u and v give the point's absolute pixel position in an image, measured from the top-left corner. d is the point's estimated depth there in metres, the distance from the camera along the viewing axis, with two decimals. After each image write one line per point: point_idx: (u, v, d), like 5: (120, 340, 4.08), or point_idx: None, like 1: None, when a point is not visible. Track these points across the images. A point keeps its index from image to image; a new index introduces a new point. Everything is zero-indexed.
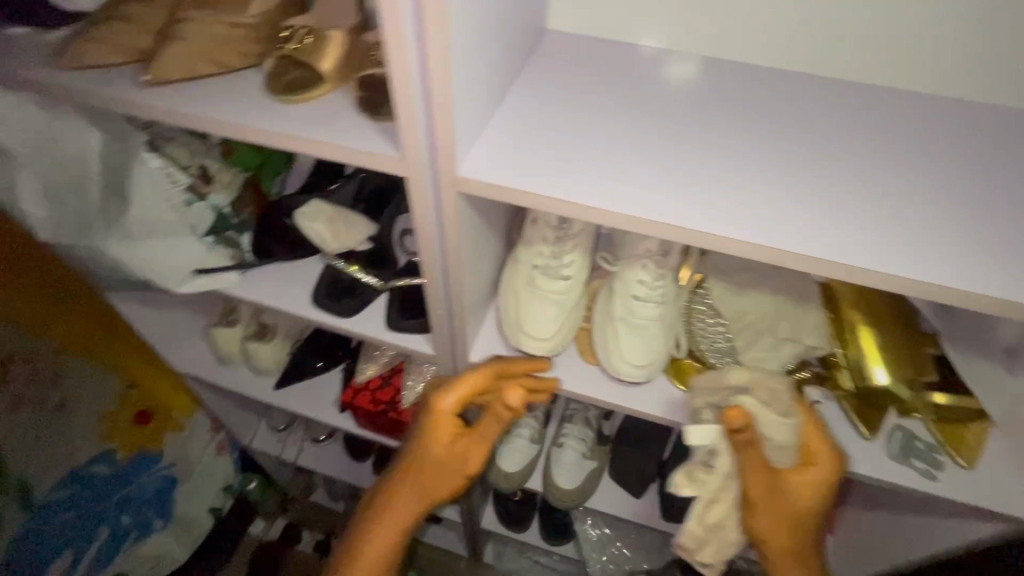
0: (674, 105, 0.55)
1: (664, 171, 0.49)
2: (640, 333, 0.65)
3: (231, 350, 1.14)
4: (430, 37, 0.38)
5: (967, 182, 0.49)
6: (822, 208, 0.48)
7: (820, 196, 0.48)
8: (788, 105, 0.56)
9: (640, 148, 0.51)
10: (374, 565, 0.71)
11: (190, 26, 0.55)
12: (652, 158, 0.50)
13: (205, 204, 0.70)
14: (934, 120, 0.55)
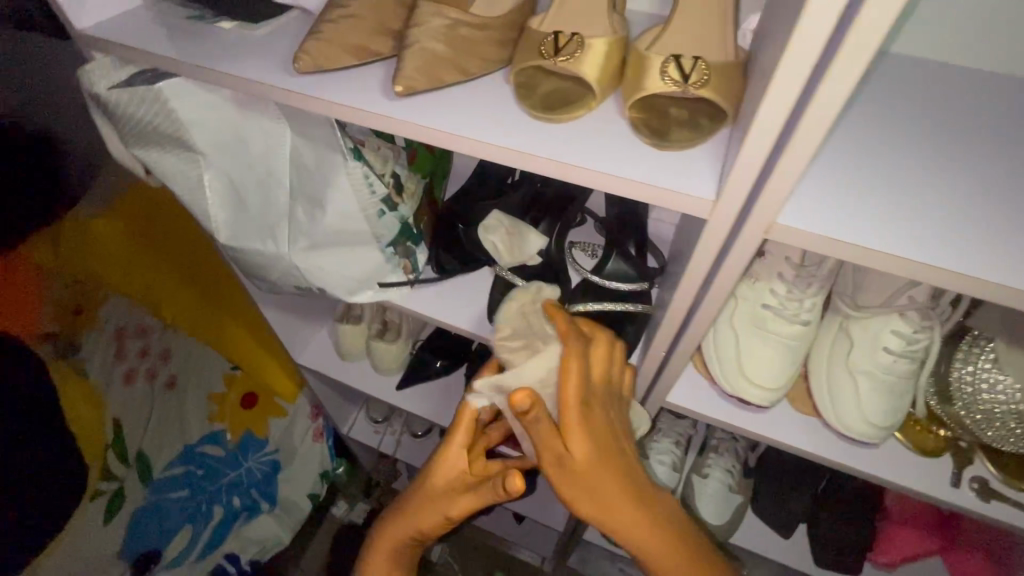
0: (1010, 133, 0.45)
1: None
2: (885, 389, 0.57)
3: (354, 346, 1.12)
4: (838, 69, 0.30)
5: None
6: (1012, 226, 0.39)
7: (1005, 214, 0.39)
8: None
9: (991, 191, 0.41)
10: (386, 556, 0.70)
11: (432, 28, 0.49)
12: (1004, 207, 0.40)
13: (394, 216, 0.65)
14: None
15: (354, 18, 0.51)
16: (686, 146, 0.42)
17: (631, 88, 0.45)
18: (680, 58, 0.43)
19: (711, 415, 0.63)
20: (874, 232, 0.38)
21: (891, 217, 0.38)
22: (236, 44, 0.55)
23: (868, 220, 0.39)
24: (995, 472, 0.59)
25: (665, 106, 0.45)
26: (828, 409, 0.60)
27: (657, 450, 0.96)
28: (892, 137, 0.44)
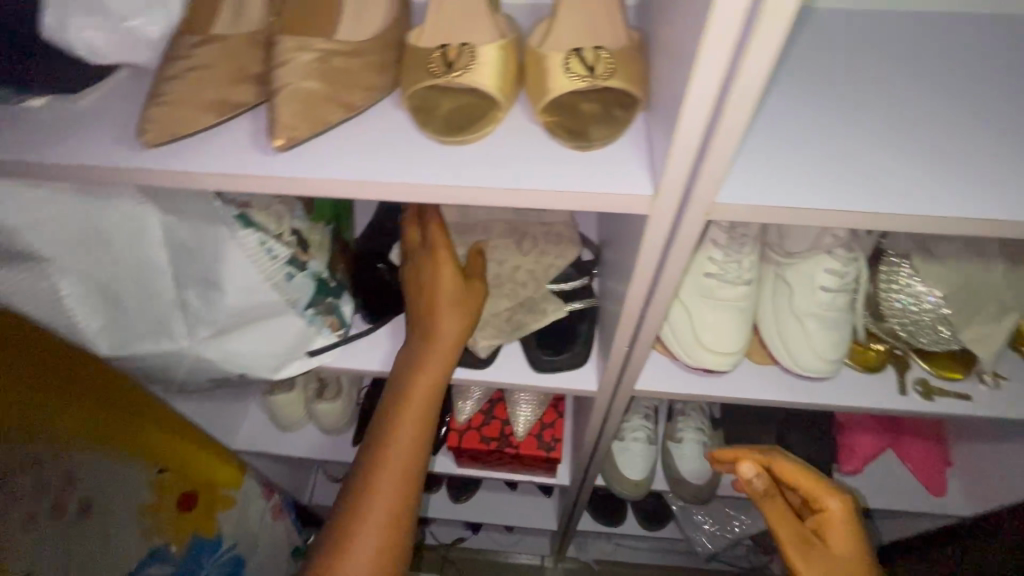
0: (895, 61, 0.47)
1: (938, 150, 0.41)
2: (829, 325, 0.59)
3: (294, 414, 1.02)
4: (758, 36, 0.28)
5: None
6: (933, 154, 0.40)
7: (918, 141, 0.41)
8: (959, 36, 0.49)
9: (894, 123, 0.43)
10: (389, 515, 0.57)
11: (299, 64, 0.42)
12: (909, 137, 0.42)
13: (307, 275, 0.58)
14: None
15: (203, 69, 0.43)
16: (608, 143, 0.40)
17: (538, 91, 0.42)
18: (580, 51, 0.41)
19: (683, 390, 0.63)
20: (807, 192, 0.38)
21: (820, 175, 0.39)
22: (54, 119, 0.45)
23: (798, 179, 0.39)
24: (932, 371, 0.64)
25: (576, 103, 0.42)
26: (784, 356, 0.62)
27: (631, 429, 0.97)
28: (796, 89, 0.44)
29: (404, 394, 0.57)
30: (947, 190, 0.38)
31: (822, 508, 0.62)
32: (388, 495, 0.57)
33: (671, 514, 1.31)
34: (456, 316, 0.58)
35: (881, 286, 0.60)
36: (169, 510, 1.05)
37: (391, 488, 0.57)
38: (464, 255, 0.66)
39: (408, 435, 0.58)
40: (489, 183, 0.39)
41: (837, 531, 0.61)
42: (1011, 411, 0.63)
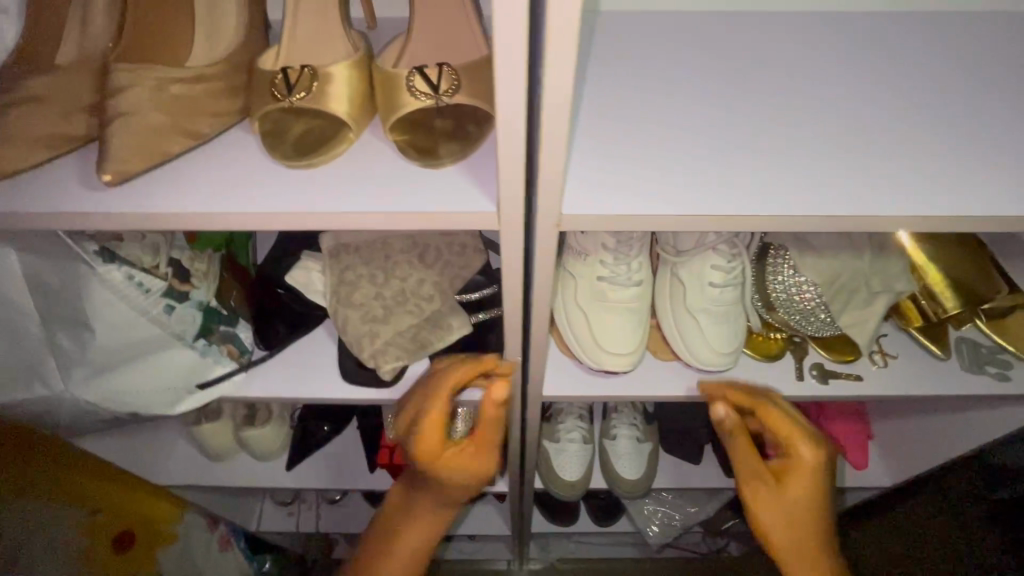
0: (746, 64, 0.49)
1: (777, 150, 0.43)
2: (723, 318, 0.61)
3: (222, 445, 0.98)
4: (553, 52, 0.28)
5: (921, 102, 0.46)
6: (771, 154, 0.42)
7: (760, 142, 0.43)
8: (805, 42, 0.51)
9: (738, 129, 0.44)
10: (408, 560, 0.74)
11: (134, 93, 0.40)
12: (752, 139, 0.43)
13: (189, 305, 0.56)
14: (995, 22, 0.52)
15: (33, 103, 0.41)
16: (456, 159, 0.40)
17: (385, 110, 0.41)
18: (422, 69, 0.41)
19: (590, 393, 0.64)
20: (649, 200, 0.39)
21: (663, 182, 0.40)
22: None
23: (643, 185, 0.40)
24: (825, 355, 0.67)
25: (428, 121, 0.42)
26: (684, 351, 0.63)
27: (566, 431, 0.98)
28: (648, 98, 0.46)
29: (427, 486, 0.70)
30: (783, 190, 0.40)
31: (794, 457, 0.61)
32: (408, 555, 0.74)
33: (622, 507, 1.33)
34: (486, 457, 0.67)
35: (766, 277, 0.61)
36: (102, 552, 1.09)
37: (412, 538, 0.74)
38: (363, 275, 0.65)
39: (426, 527, 0.74)
40: (336, 208, 0.38)
41: (801, 479, 0.60)
42: (900, 387, 0.66)
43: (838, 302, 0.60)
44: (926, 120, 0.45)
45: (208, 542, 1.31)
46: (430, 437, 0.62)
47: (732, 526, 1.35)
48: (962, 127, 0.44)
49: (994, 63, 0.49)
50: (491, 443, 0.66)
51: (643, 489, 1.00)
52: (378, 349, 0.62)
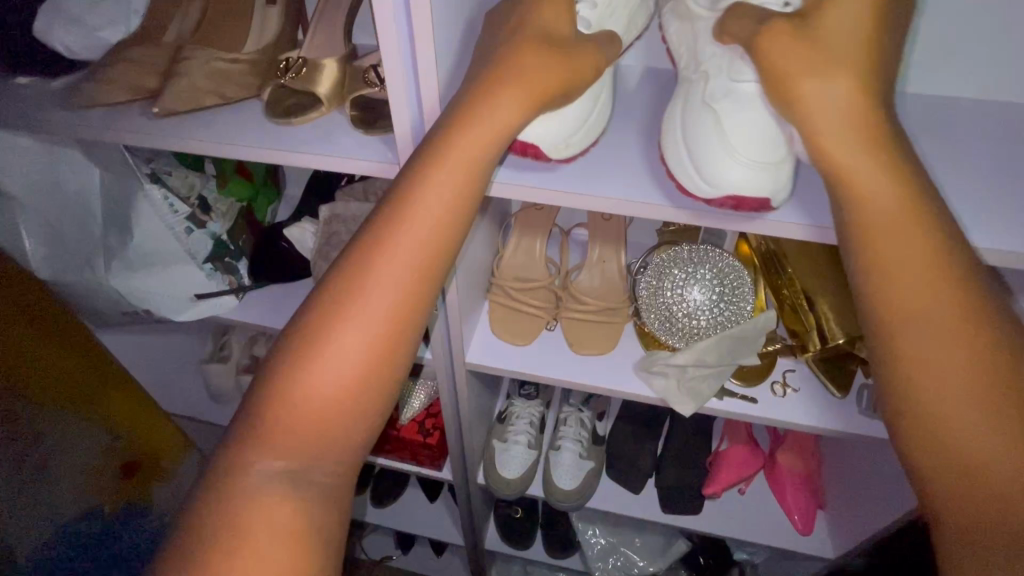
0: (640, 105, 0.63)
1: (631, 160, 0.57)
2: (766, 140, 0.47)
3: (223, 385, 1.14)
4: (420, 47, 0.45)
5: None
6: (622, 162, 0.57)
7: (622, 154, 0.58)
8: None
9: (611, 146, 0.59)
10: (318, 409, 0.44)
11: (191, 63, 0.60)
12: (618, 151, 0.58)
13: (203, 232, 0.75)
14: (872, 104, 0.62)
15: (131, 63, 0.61)
16: (386, 130, 0.55)
17: (349, 93, 0.58)
18: (378, 68, 0.57)
19: (489, 366, 0.76)
20: (511, 177, 0.55)
21: (529, 169, 0.56)
22: (11, 91, 0.61)
23: (512, 172, 0.55)
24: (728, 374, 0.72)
25: (376, 103, 0.58)
26: (730, 165, 0.47)
27: (513, 432, 1.04)
28: None
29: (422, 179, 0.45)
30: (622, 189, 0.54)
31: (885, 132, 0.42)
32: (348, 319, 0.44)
33: (577, 542, 1.31)
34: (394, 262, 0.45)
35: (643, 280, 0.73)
36: (108, 477, 1.11)
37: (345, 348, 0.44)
38: (341, 234, 0.80)
39: (310, 404, 0.44)
40: (294, 152, 0.55)
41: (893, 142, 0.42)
42: (793, 415, 0.70)
43: (696, 313, 0.71)
44: None
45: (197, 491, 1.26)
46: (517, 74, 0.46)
47: None
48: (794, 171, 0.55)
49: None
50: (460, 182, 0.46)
51: (577, 504, 1.03)
52: None
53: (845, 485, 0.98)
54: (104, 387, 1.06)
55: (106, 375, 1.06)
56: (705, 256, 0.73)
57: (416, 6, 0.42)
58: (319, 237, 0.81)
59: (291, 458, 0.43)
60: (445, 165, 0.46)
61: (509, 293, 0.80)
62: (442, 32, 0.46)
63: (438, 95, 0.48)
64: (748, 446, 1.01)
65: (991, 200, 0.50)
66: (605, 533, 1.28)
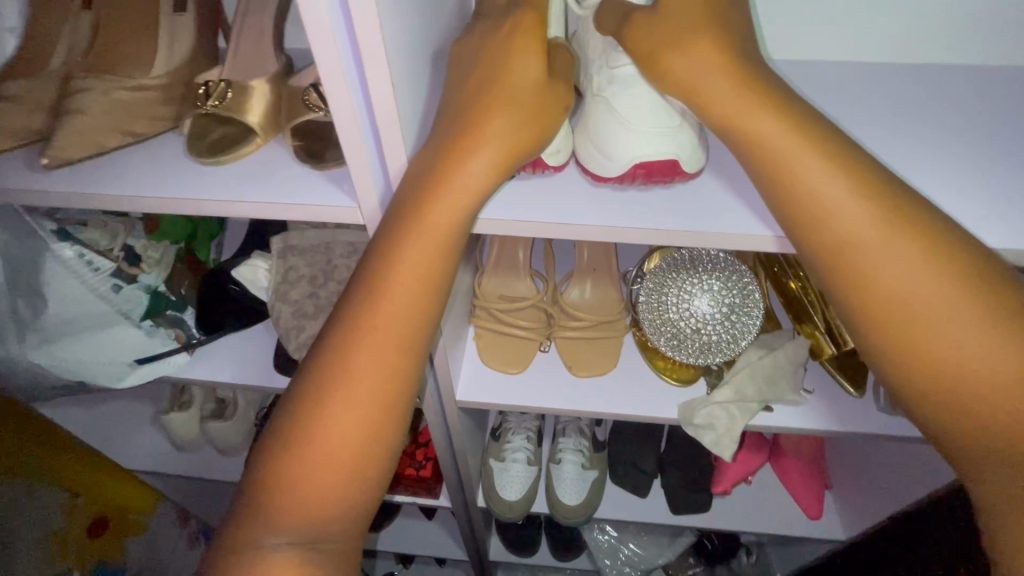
0: None
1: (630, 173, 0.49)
2: (657, 109, 0.43)
3: (189, 435, 1.04)
4: (370, 68, 0.36)
5: None
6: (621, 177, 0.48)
7: None
8: None
9: None
10: (319, 494, 0.40)
11: (84, 98, 0.49)
12: None
13: (136, 287, 0.65)
14: (883, 75, 0.55)
15: (11, 104, 0.50)
16: (339, 162, 0.46)
17: (289, 121, 0.48)
18: (320, 87, 0.48)
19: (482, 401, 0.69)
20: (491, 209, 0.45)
21: (513, 197, 0.46)
22: None
23: (496, 198, 0.46)
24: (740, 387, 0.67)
25: (324, 129, 0.48)
26: (638, 134, 0.43)
27: (510, 450, 0.98)
28: None
29: (425, 217, 0.41)
30: (627, 204, 0.45)
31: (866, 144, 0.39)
32: (351, 393, 0.40)
33: (583, 542, 1.28)
34: (395, 310, 0.41)
35: (653, 291, 0.67)
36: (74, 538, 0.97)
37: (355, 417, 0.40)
38: (300, 271, 0.71)
39: (311, 485, 0.40)
40: (226, 198, 0.45)
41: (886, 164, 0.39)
42: (813, 421, 0.65)
43: (712, 326, 0.65)
44: None
45: (176, 541, 1.19)
46: (501, 101, 0.41)
47: None
48: None
49: (870, 112, 0.51)
50: (454, 211, 0.41)
51: (585, 517, 0.98)
52: (303, 343, 0.67)
53: (851, 465, 0.96)
54: (53, 453, 0.94)
55: (51, 438, 0.93)
56: (716, 261, 0.67)
57: (360, 20, 0.34)
58: (276, 275, 0.71)
59: (299, 533, 0.39)
60: (441, 210, 0.41)
61: (497, 316, 0.73)
62: (396, 45, 0.38)
63: (398, 123, 0.40)
64: (754, 441, 0.96)
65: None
66: (611, 530, 1.26)
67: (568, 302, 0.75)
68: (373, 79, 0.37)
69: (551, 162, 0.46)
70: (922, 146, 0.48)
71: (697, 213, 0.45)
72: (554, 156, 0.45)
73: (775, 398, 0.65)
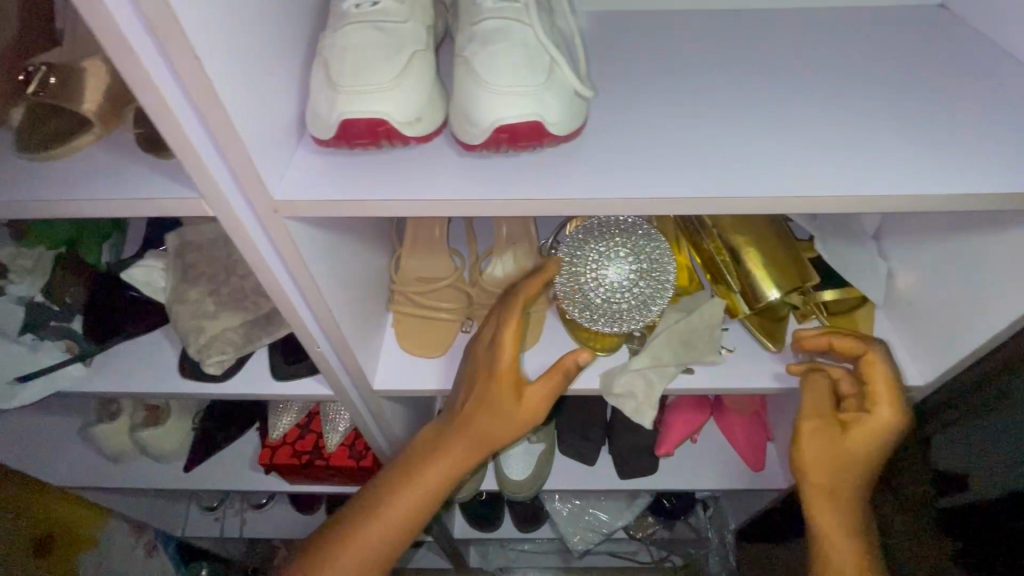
0: None
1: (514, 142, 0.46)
2: (530, 65, 0.39)
3: (121, 446, 0.99)
4: (173, 48, 0.31)
5: (663, 93, 0.48)
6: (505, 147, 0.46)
7: None
8: (588, 39, 0.53)
9: None
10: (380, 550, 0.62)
11: None
12: None
13: (5, 300, 0.63)
14: (765, 28, 0.54)
15: None
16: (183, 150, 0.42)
17: (124, 105, 0.46)
18: None
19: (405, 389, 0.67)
20: (361, 194, 0.42)
21: (385, 176, 0.43)
22: None
23: (364, 178, 0.42)
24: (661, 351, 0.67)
25: None
26: (509, 99, 0.38)
27: None
28: None
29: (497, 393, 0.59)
30: (498, 176, 0.43)
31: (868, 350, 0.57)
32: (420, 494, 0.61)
33: (545, 511, 1.29)
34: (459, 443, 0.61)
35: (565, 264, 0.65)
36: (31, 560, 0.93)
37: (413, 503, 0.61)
38: (197, 268, 0.67)
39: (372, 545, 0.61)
40: (58, 198, 0.41)
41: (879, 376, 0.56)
42: (734, 379, 0.65)
43: (624, 293, 0.64)
44: (664, 113, 0.47)
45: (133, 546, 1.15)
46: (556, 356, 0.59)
47: (657, 533, 1.34)
48: (685, 118, 0.47)
49: (760, 66, 0.50)
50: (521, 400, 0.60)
51: (536, 489, 0.99)
52: (204, 344, 0.63)
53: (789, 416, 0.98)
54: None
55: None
56: (627, 226, 0.65)
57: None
58: (170, 274, 0.67)
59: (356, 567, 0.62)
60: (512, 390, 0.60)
61: (413, 300, 0.71)
62: (210, 17, 0.32)
63: (229, 111, 0.34)
64: (696, 400, 0.97)
65: (891, 139, 0.46)
66: (572, 498, 1.27)
67: (489, 279, 0.73)
68: (179, 60, 0.31)
69: (407, 134, 0.40)
70: (796, 102, 0.48)
71: (580, 181, 0.43)
72: (411, 126, 0.39)
73: (693, 359, 0.64)
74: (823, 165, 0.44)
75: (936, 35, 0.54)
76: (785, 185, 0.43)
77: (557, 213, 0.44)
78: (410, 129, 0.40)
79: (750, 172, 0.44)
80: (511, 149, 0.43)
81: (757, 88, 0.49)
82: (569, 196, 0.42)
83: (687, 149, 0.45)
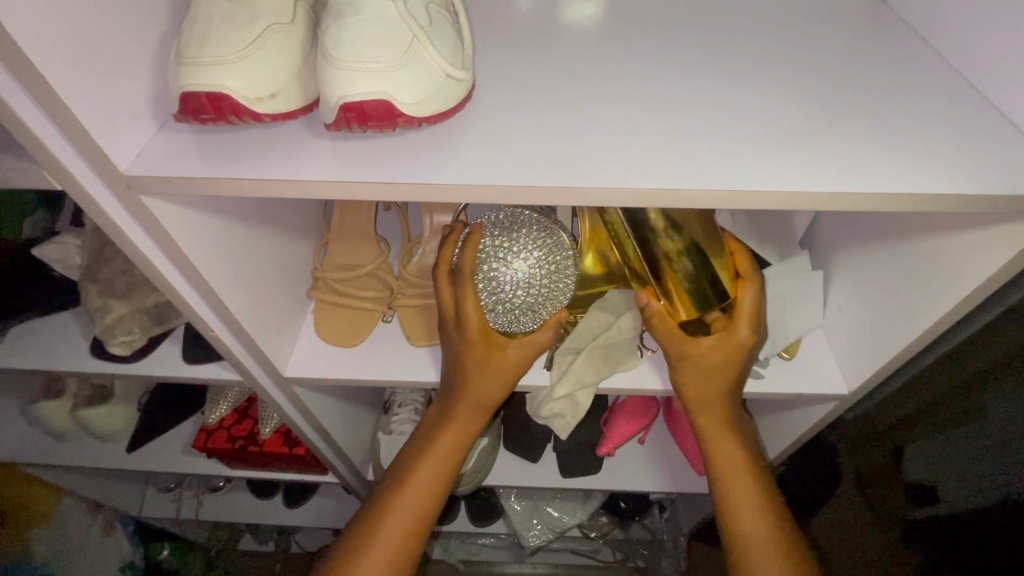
0: None
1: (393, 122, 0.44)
2: (387, 44, 0.37)
3: (62, 425, 0.98)
4: None
5: (560, 76, 0.46)
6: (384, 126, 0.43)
7: None
8: (495, 18, 0.51)
9: None
10: None
11: None
12: None
13: None
14: (673, 14, 0.52)
15: None
16: None
17: None
18: None
19: (317, 376, 0.66)
20: (217, 171, 0.40)
21: (246, 152, 0.41)
22: None
23: (224, 154, 0.41)
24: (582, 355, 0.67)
25: None
26: (359, 76, 0.36)
27: (397, 423, 0.93)
28: None
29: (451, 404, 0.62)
30: (360, 153, 0.41)
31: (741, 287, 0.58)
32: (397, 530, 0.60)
33: (500, 507, 1.28)
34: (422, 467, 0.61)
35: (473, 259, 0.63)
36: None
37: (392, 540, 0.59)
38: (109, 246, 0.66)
39: None
40: None
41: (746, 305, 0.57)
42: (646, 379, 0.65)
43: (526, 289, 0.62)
44: (556, 95, 0.44)
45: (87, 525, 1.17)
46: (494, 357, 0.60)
47: (612, 533, 1.35)
48: (574, 101, 0.44)
49: (666, 52, 0.48)
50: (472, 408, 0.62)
51: (477, 481, 0.98)
52: (108, 325, 0.62)
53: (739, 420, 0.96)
54: None
55: None
56: (534, 219, 0.63)
57: None
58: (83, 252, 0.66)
59: None
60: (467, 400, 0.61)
61: (334, 287, 0.69)
62: None
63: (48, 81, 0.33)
64: (644, 400, 0.94)
65: (786, 127, 0.43)
66: (527, 494, 1.25)
67: (412, 268, 0.71)
68: None
69: (257, 110, 0.38)
70: (697, 89, 0.45)
71: (452, 164, 0.40)
72: (262, 102, 0.38)
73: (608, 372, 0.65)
74: (713, 155, 0.41)
75: (861, 25, 0.51)
76: (670, 175, 0.40)
77: (430, 198, 0.41)
78: (267, 106, 0.38)
79: (635, 161, 0.41)
80: (371, 130, 0.41)
81: (660, 74, 0.46)
82: (437, 179, 0.40)
83: (568, 132, 0.42)
